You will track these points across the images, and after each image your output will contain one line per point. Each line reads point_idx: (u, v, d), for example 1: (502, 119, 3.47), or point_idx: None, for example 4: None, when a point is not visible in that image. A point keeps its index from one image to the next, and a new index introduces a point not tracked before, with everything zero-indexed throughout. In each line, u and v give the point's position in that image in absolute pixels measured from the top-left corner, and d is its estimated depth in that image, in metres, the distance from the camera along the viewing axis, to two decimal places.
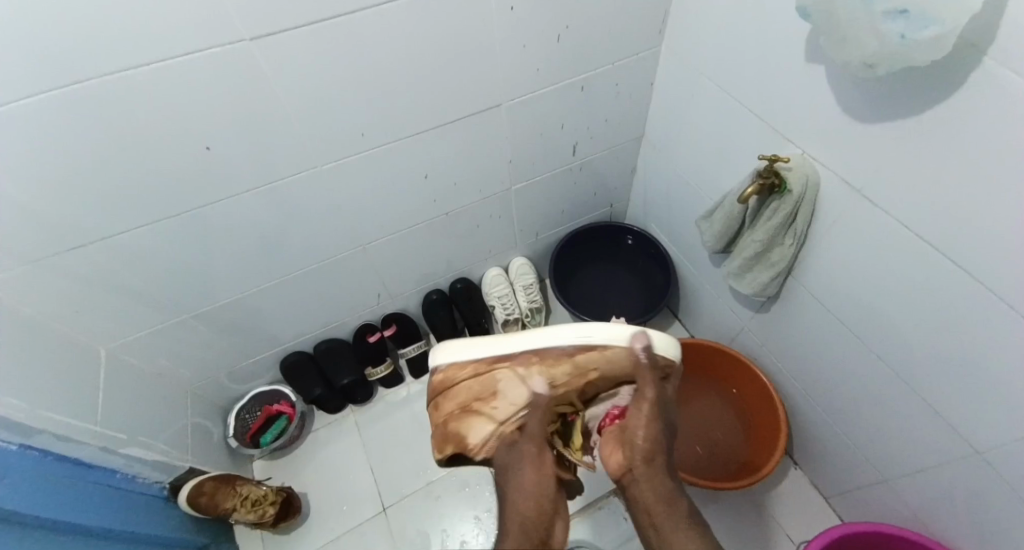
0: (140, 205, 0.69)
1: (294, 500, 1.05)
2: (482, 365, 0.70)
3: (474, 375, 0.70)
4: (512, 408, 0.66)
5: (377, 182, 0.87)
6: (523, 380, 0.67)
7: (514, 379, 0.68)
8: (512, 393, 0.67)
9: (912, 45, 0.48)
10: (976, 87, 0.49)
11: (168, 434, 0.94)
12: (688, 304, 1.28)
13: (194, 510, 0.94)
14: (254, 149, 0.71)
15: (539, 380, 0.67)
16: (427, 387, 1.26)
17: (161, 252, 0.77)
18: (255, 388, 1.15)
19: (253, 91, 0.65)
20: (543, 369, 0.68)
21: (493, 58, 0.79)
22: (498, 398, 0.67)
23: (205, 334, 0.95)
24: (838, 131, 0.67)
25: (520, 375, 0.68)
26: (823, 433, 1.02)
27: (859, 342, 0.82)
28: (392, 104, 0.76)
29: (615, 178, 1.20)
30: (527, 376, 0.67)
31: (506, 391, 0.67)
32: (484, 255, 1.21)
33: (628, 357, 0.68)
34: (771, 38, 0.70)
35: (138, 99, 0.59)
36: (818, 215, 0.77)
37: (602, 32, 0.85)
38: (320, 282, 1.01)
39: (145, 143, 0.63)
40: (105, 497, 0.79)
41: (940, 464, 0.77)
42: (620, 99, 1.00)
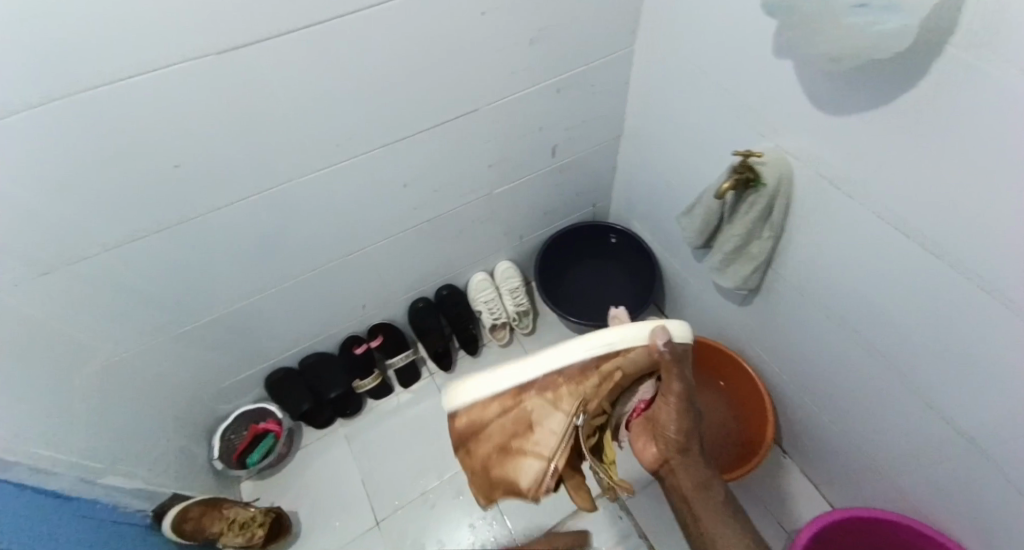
0: (102, 232, 0.67)
1: (285, 519, 1.05)
2: (505, 400, 0.65)
3: (502, 413, 0.65)
4: (555, 438, 0.63)
5: (349, 195, 0.85)
6: (556, 406, 0.63)
7: (546, 407, 0.64)
8: (550, 423, 0.64)
9: (877, 37, 0.46)
10: (940, 80, 0.48)
11: (148, 461, 0.93)
12: (674, 300, 1.27)
13: (179, 537, 0.93)
14: (219, 169, 0.69)
15: (571, 403, 0.63)
16: (416, 396, 1.25)
17: (128, 279, 0.75)
18: (240, 407, 1.14)
19: (212, 110, 0.62)
20: (571, 390, 0.63)
21: (464, 64, 0.77)
22: (536, 431, 0.64)
23: (184, 357, 0.93)
24: (812, 125, 0.65)
25: (552, 403, 0.64)
26: (813, 425, 1.01)
27: (845, 335, 0.80)
28: (362, 116, 0.75)
29: (595, 177, 1.19)
30: (559, 400, 0.63)
31: (543, 422, 0.64)
32: (467, 261, 1.20)
33: (649, 355, 0.64)
34: (743, 31, 0.68)
35: (90, 125, 0.56)
36: (791, 205, 0.76)
37: (574, 31, 0.83)
38: (299, 298, 0.99)
39: (103, 171, 0.61)
40: (88, 529, 0.77)
41: (929, 453, 0.77)
42: (596, 98, 0.98)
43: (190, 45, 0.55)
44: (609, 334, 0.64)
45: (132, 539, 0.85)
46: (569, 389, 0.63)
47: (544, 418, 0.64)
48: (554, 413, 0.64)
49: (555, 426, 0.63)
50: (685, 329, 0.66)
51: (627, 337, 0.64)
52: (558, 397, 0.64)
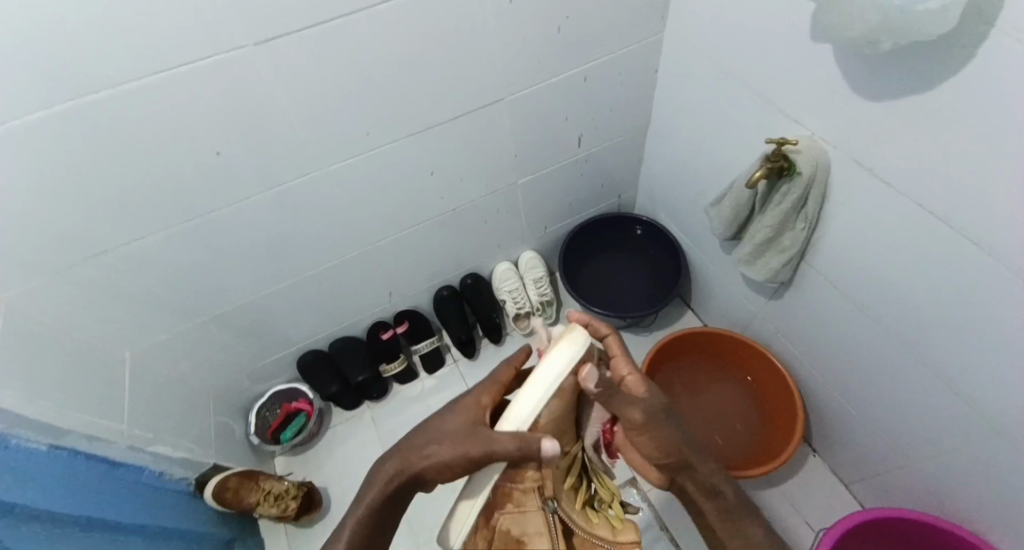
0: (150, 216, 0.71)
1: (315, 494, 1.10)
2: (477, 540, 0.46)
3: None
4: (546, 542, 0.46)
5: (379, 183, 0.88)
6: (523, 510, 0.47)
7: (515, 519, 0.47)
8: (533, 539, 0.46)
9: (916, 18, 0.45)
10: (986, 62, 0.46)
11: (191, 433, 0.97)
12: (700, 292, 1.25)
13: (220, 505, 0.99)
14: (256, 156, 0.72)
15: (534, 497, 0.48)
16: (441, 381, 1.28)
17: (174, 261, 0.79)
18: (274, 387, 1.19)
19: (248, 99, 0.65)
20: (525, 487, 0.48)
21: (492, 52, 0.78)
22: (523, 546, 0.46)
23: (222, 336, 0.98)
24: (846, 112, 0.64)
25: (517, 510, 0.47)
26: (842, 421, 0.99)
27: (877, 329, 0.79)
28: (391, 105, 0.76)
29: (622, 167, 1.18)
30: (522, 506, 0.47)
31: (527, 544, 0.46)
32: (492, 250, 1.21)
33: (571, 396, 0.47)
34: (775, 16, 0.67)
35: (138, 113, 0.60)
36: (829, 196, 0.74)
37: (603, 19, 0.83)
38: (330, 284, 1.02)
39: (152, 157, 0.65)
40: (133, 494, 0.82)
41: (965, 452, 0.74)
42: (624, 87, 0.97)
43: (225, 35, 0.57)
44: (514, 413, 0.45)
45: (175, 507, 0.91)
46: (519, 488, 0.48)
47: (525, 533, 0.47)
48: (524, 524, 0.47)
49: (539, 536, 0.46)
50: (584, 334, 0.46)
51: (532, 397, 0.45)
52: (518, 502, 0.48)
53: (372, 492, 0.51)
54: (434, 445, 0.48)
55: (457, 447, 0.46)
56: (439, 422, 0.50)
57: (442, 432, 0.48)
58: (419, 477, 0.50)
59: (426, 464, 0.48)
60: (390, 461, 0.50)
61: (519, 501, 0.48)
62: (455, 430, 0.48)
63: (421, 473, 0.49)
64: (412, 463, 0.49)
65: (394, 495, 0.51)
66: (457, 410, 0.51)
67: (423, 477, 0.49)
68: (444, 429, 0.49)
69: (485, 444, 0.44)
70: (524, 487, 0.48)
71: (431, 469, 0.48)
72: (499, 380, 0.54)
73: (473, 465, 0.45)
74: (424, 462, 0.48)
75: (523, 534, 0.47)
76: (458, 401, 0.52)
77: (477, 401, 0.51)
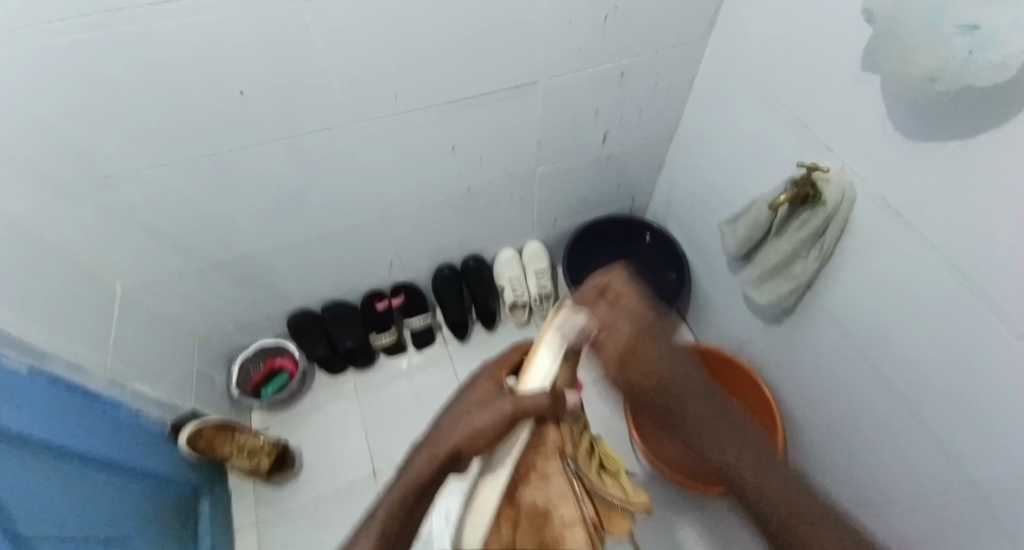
0: (161, 150, 0.70)
1: (289, 454, 1.09)
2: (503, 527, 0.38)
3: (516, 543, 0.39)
4: (571, 509, 0.43)
5: (398, 154, 0.86)
6: (544, 477, 0.42)
7: (540, 490, 0.42)
8: (558, 504, 0.42)
9: (979, 67, 0.44)
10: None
11: (173, 376, 0.96)
12: (698, 308, 1.26)
13: (192, 451, 0.98)
14: (279, 105, 0.70)
15: (555, 461, 0.43)
16: (429, 359, 1.27)
17: (180, 199, 0.78)
18: (260, 340, 1.17)
19: (282, 47, 0.63)
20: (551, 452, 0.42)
21: (535, 33, 0.76)
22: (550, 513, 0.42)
23: (218, 284, 0.97)
24: (883, 149, 0.63)
25: (540, 479, 0.41)
26: (817, 452, 1.00)
27: (871, 369, 0.79)
28: (424, 75, 0.75)
29: (640, 172, 1.17)
30: (546, 475, 0.42)
31: (553, 513, 0.42)
32: (499, 236, 1.20)
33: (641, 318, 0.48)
34: (827, 41, 0.66)
35: (166, 42, 0.58)
36: (849, 228, 0.73)
37: (651, 17, 0.81)
38: (331, 246, 1.01)
39: (172, 88, 0.63)
40: (110, 429, 0.81)
41: (933, 500, 0.75)
42: (658, 91, 0.96)
43: None
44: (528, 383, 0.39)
45: (148, 447, 0.90)
46: (541, 455, 0.42)
47: (550, 501, 0.42)
48: (547, 491, 0.42)
49: (563, 500, 0.43)
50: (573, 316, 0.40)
51: (546, 354, 0.39)
52: (541, 471, 0.42)
53: (400, 486, 0.39)
54: (463, 421, 0.39)
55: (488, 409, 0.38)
56: (462, 402, 0.42)
57: (468, 406, 0.41)
58: (457, 465, 0.39)
59: (455, 442, 0.37)
60: (417, 454, 0.40)
61: (541, 469, 0.42)
62: (482, 399, 0.41)
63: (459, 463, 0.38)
64: (445, 444, 0.39)
65: (418, 498, 0.39)
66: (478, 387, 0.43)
67: (460, 463, 0.38)
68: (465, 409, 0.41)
69: (515, 398, 0.37)
70: (545, 453, 0.42)
71: (466, 448, 0.37)
72: (508, 361, 0.48)
73: (510, 429, 0.37)
74: (457, 436, 0.37)
75: (548, 502, 0.42)
76: (470, 384, 0.45)
77: (493, 378, 0.45)
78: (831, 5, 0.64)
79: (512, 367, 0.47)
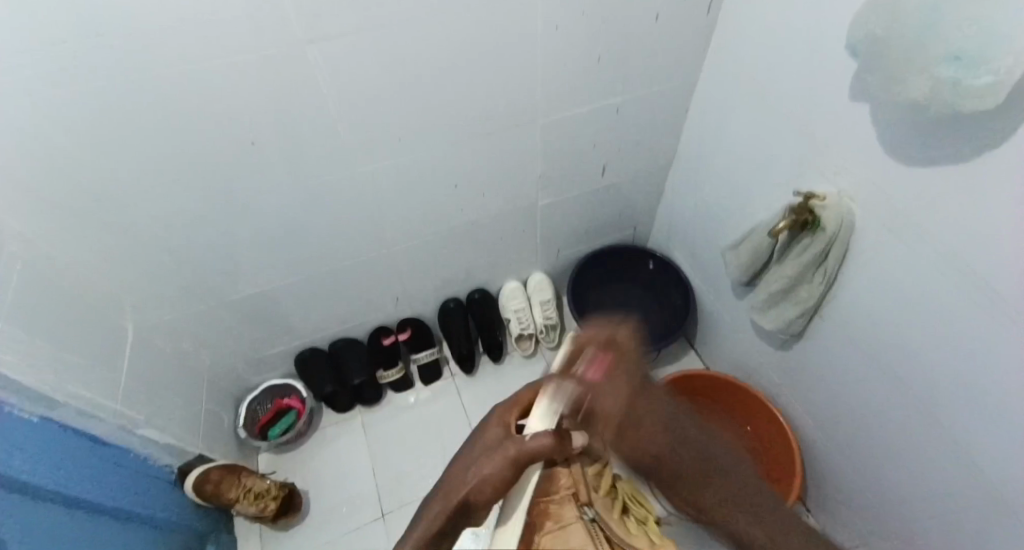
0: (172, 194, 0.72)
1: (295, 496, 1.08)
2: None
3: None
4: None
5: (402, 190, 0.88)
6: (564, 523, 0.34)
7: (560, 539, 0.33)
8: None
9: (960, 90, 0.46)
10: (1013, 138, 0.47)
11: (181, 417, 0.96)
12: (705, 334, 1.25)
13: (198, 496, 0.97)
14: (285, 147, 0.73)
15: (569, 507, 0.36)
16: (436, 394, 1.26)
17: (190, 242, 0.79)
18: (268, 380, 1.17)
19: (288, 94, 0.66)
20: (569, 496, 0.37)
21: (531, 73, 0.79)
22: None
23: (225, 323, 0.97)
24: (878, 171, 0.65)
25: (559, 526, 0.34)
26: (836, 479, 0.97)
27: (885, 391, 0.77)
28: (425, 115, 0.77)
29: (640, 201, 1.19)
30: (562, 521, 0.34)
31: None
32: (503, 268, 1.21)
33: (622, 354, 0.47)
34: (814, 70, 0.69)
35: (180, 93, 0.61)
36: (851, 252, 0.73)
37: (642, 53, 0.84)
38: (338, 283, 1.02)
39: (185, 135, 0.65)
40: (117, 475, 0.81)
41: (959, 526, 0.72)
42: (653, 121, 0.98)
43: (275, 23, 0.58)
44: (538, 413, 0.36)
45: (154, 491, 0.89)
46: (552, 499, 0.35)
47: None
48: (570, 542, 0.34)
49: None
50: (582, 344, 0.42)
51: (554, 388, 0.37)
52: (557, 517, 0.35)
53: (413, 537, 0.39)
54: (472, 467, 0.36)
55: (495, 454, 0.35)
56: (470, 449, 0.39)
57: (479, 450, 0.38)
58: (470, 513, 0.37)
59: (465, 490, 0.36)
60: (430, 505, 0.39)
61: (557, 515, 0.35)
62: (487, 445, 0.37)
63: (472, 510, 0.36)
64: (455, 492, 0.37)
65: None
66: (489, 427, 0.40)
67: (474, 512, 0.36)
68: (476, 451, 0.38)
69: (519, 441, 0.33)
70: (557, 498, 0.36)
71: (473, 495, 0.35)
72: (522, 399, 0.42)
73: (516, 478, 0.33)
74: (464, 487, 0.36)
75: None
76: (478, 430, 0.42)
77: (502, 419, 0.41)
78: (815, 36, 0.66)
79: (524, 407, 0.42)
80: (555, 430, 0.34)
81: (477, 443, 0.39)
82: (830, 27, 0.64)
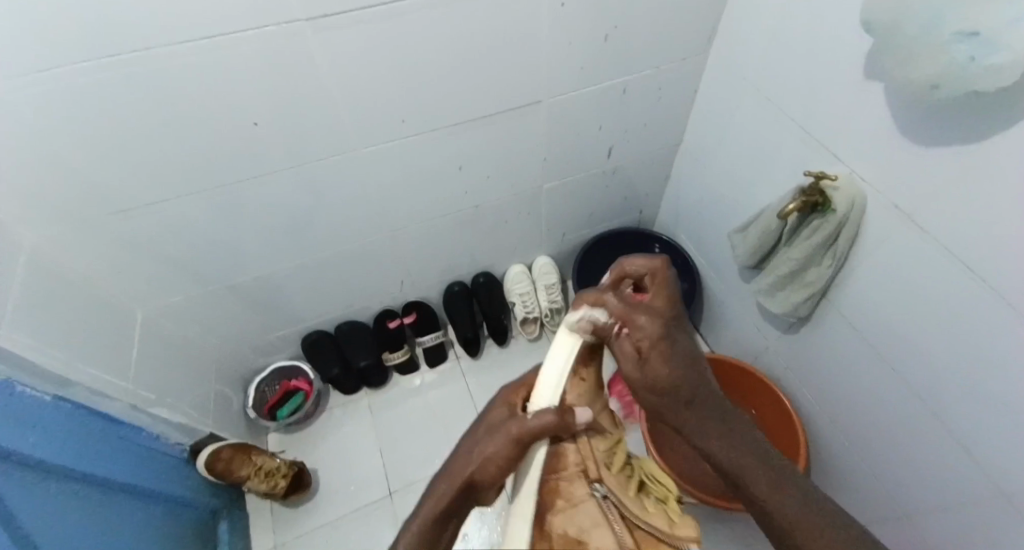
0: (177, 178, 0.72)
1: (305, 475, 1.09)
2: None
3: None
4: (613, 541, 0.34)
5: (407, 173, 0.87)
6: (575, 502, 0.35)
7: (570, 517, 0.33)
8: (593, 535, 0.34)
9: (979, 71, 0.44)
10: None
11: (191, 399, 0.97)
12: (711, 318, 1.24)
13: (209, 474, 0.98)
14: (288, 131, 0.72)
15: (580, 485, 0.36)
16: (441, 377, 1.27)
17: (196, 226, 0.80)
18: (276, 362, 1.18)
19: (289, 76, 0.66)
20: (579, 473, 0.36)
21: (536, 54, 0.77)
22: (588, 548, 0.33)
23: (232, 306, 0.98)
24: (892, 156, 0.63)
25: (568, 504, 0.34)
26: (840, 464, 0.98)
27: (892, 377, 0.77)
28: (429, 98, 0.76)
29: (647, 184, 1.18)
30: (572, 499, 0.34)
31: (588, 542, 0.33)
32: (508, 252, 1.20)
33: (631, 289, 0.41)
34: (827, 49, 0.67)
35: (181, 78, 0.60)
36: (861, 234, 0.72)
37: (651, 33, 0.82)
38: (343, 268, 1.02)
39: (188, 120, 0.65)
40: (130, 455, 0.82)
41: (963, 513, 0.72)
42: (661, 103, 0.97)
43: (275, 4, 0.57)
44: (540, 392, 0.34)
45: (166, 471, 0.91)
46: (562, 478, 0.35)
47: (582, 529, 0.33)
48: (579, 519, 0.34)
49: (598, 528, 0.34)
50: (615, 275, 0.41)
51: (559, 362, 0.35)
52: (566, 496, 0.35)
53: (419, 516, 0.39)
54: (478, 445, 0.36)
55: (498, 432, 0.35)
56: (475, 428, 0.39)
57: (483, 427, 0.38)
58: (476, 490, 0.36)
59: (472, 469, 0.35)
60: (436, 484, 0.39)
61: (567, 494, 0.35)
62: (491, 423, 0.37)
63: (477, 487, 0.36)
64: (461, 470, 0.37)
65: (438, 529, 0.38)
66: (495, 406, 0.40)
67: (480, 489, 0.36)
68: (480, 430, 0.38)
69: (521, 421, 0.33)
70: (567, 476, 0.36)
71: (480, 474, 0.35)
72: (528, 379, 0.42)
73: (522, 453, 0.33)
74: (470, 466, 0.35)
75: (582, 531, 0.33)
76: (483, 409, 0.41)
77: (507, 399, 0.40)
78: (829, 13, 0.64)
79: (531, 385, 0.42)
80: (558, 406, 0.34)
81: (482, 423, 0.39)
82: (844, 3, 0.62)
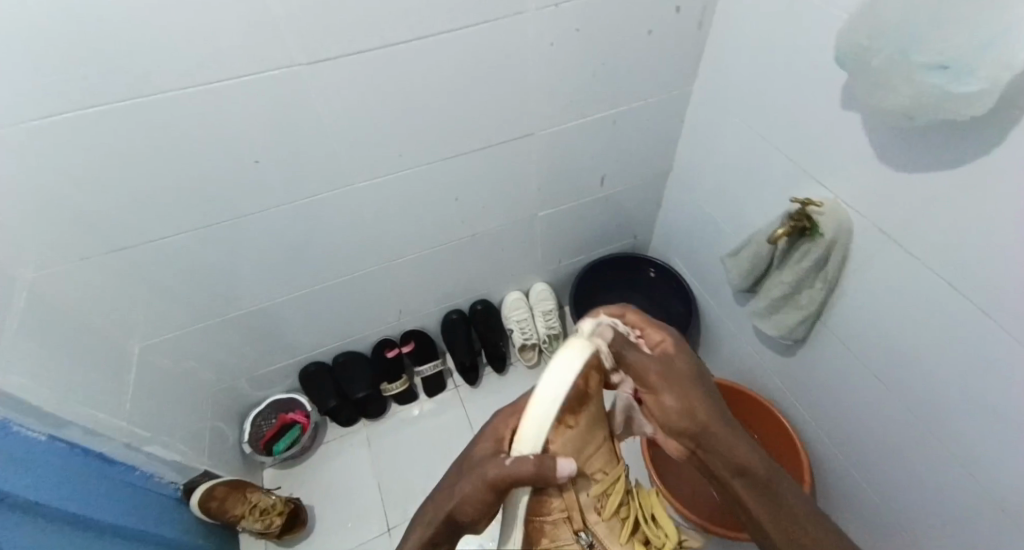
0: (176, 213, 0.73)
1: (301, 512, 1.08)
2: None
3: None
4: None
5: (404, 203, 0.89)
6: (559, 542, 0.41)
7: None
8: None
9: (948, 98, 0.46)
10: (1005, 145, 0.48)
11: (186, 434, 0.96)
12: (709, 341, 1.24)
13: (204, 514, 0.97)
14: (286, 165, 0.74)
15: (564, 529, 0.41)
16: (440, 406, 1.26)
17: (195, 260, 0.81)
18: (272, 395, 1.18)
19: (288, 113, 0.68)
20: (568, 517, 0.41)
21: (528, 87, 0.80)
22: None
23: (229, 339, 0.98)
24: (875, 180, 0.65)
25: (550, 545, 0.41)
26: (843, 488, 0.96)
27: (889, 398, 0.77)
28: (424, 131, 0.78)
29: (639, 210, 1.19)
30: (555, 540, 0.41)
31: None
32: (504, 279, 1.21)
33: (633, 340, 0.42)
34: (806, 78, 0.69)
35: (182, 117, 0.62)
36: (850, 257, 0.73)
37: (638, 67, 0.85)
38: (341, 298, 1.03)
39: (189, 158, 0.67)
40: (122, 495, 0.81)
41: (969, 537, 0.71)
42: (651, 131, 0.99)
43: (275, 45, 0.59)
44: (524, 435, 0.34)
45: (159, 510, 0.89)
46: (548, 521, 0.41)
47: None
48: None
49: None
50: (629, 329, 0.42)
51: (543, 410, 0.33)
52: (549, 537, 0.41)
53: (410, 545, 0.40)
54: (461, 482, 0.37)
55: (475, 473, 0.35)
56: (463, 462, 0.40)
57: (468, 464, 0.38)
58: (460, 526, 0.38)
59: (452, 504, 0.36)
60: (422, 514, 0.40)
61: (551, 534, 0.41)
62: (474, 460, 0.38)
63: (463, 522, 0.37)
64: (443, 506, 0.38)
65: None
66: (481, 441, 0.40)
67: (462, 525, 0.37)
68: (466, 466, 0.38)
69: (500, 464, 0.34)
70: (552, 520, 0.41)
71: (463, 511, 0.36)
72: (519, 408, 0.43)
73: (496, 496, 0.34)
74: (451, 503, 0.37)
75: None
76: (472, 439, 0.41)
77: (495, 431, 0.40)
78: (806, 45, 0.67)
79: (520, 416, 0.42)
80: (538, 455, 0.34)
81: (467, 457, 0.40)
82: (819, 37, 0.65)
